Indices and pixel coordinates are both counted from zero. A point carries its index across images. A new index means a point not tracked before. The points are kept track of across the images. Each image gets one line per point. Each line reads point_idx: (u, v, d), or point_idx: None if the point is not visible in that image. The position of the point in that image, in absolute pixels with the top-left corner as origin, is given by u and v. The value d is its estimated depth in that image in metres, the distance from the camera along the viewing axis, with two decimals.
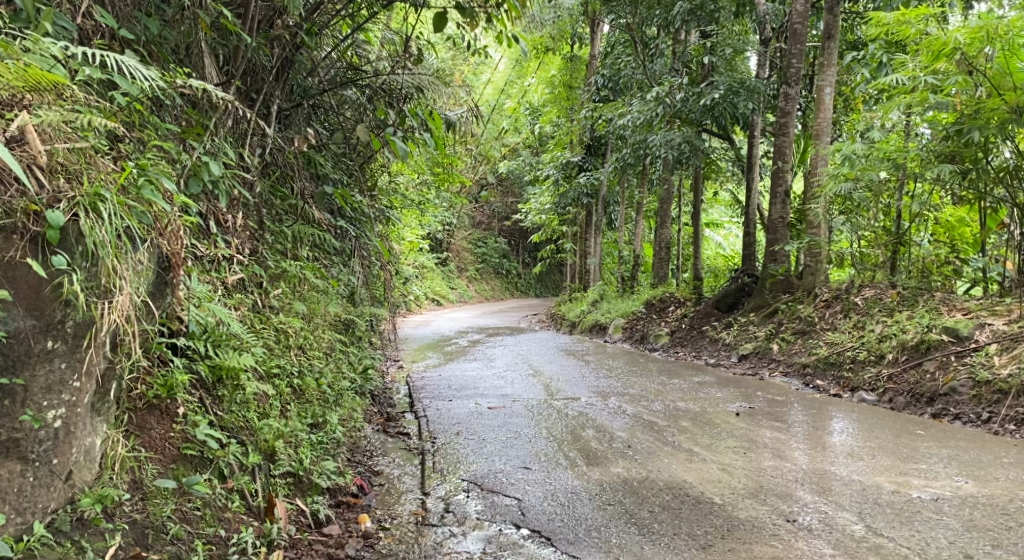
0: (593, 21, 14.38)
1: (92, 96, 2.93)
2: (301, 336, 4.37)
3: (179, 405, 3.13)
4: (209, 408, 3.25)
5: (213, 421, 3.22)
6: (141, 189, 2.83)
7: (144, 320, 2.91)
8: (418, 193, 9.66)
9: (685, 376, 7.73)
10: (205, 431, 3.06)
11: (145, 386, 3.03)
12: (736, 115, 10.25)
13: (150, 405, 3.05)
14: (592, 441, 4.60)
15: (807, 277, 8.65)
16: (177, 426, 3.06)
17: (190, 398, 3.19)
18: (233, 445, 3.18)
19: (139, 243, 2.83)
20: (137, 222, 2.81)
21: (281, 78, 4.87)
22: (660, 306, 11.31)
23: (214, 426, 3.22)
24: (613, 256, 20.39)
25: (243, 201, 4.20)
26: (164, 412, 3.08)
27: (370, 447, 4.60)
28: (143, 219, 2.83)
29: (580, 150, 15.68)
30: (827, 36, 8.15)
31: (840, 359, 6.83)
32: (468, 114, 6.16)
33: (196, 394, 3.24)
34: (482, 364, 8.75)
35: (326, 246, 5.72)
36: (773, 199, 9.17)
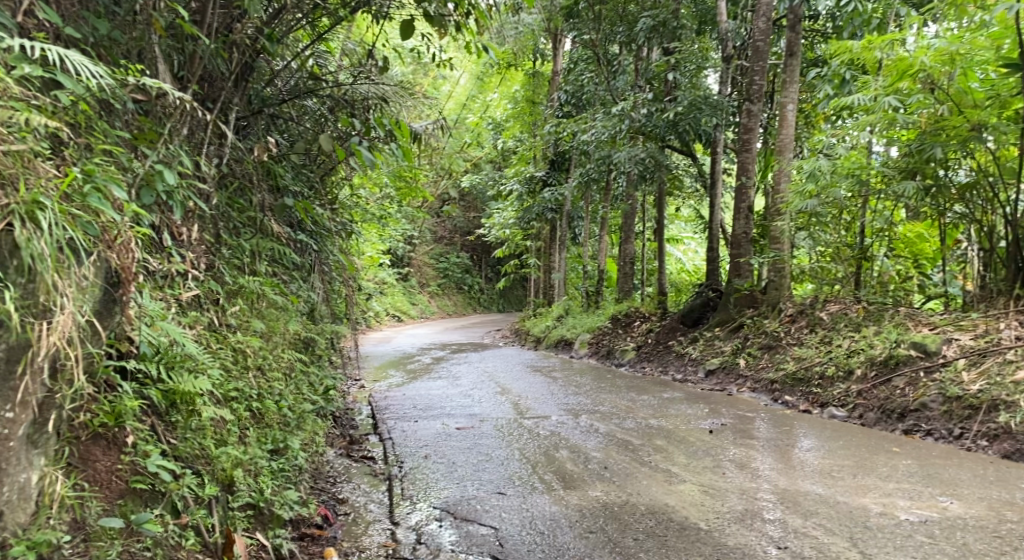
0: (556, 36, 14.42)
1: (31, 94, 2.70)
2: (260, 357, 4.14)
3: (128, 433, 2.86)
4: (162, 435, 3.00)
5: (167, 450, 2.97)
6: (87, 197, 2.62)
7: (89, 342, 2.69)
8: (380, 207, 9.45)
9: (654, 392, 7.64)
10: (159, 462, 2.82)
11: (89, 414, 2.76)
12: (699, 131, 10.30)
13: (94, 434, 2.78)
14: (567, 463, 4.45)
15: (771, 292, 8.57)
16: (126, 458, 2.79)
17: (141, 425, 2.93)
18: (190, 477, 2.94)
19: (84, 256, 2.62)
20: (82, 232, 2.60)
21: (241, 85, 4.66)
22: (625, 321, 11.25)
23: (167, 456, 2.97)
24: (576, 272, 20.38)
25: (200, 213, 3.98)
26: (111, 442, 2.81)
27: (333, 473, 4.37)
28: (88, 229, 2.61)
29: (543, 165, 15.65)
30: (789, 53, 8.23)
31: (808, 375, 6.82)
32: (435, 126, 6.02)
33: (147, 420, 2.98)
34: (447, 382, 8.54)
35: (285, 261, 5.48)
36: (737, 215, 9.20)
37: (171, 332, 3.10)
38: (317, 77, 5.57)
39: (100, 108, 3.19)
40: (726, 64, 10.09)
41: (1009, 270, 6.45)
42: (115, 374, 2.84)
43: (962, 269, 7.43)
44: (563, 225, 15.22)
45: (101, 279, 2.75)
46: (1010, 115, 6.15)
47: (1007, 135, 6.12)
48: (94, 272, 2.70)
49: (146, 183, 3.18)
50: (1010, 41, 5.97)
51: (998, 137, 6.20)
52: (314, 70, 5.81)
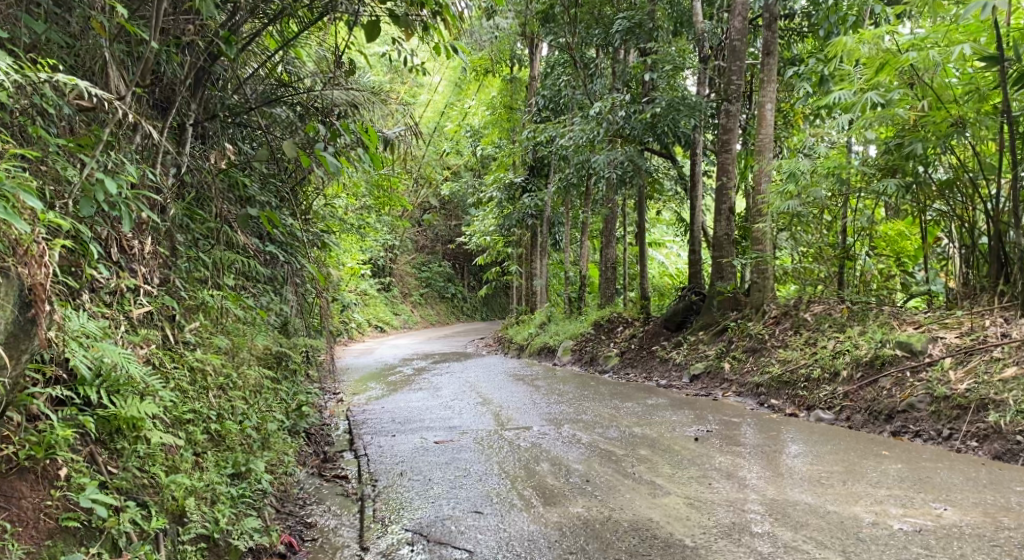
0: (532, 41, 14.32)
1: None
2: (221, 376, 3.95)
3: (60, 466, 2.70)
4: (102, 465, 2.83)
5: (107, 481, 2.80)
6: None
7: None
8: (355, 217, 9.26)
9: (638, 399, 7.48)
10: (94, 495, 2.65)
11: (14, 446, 2.61)
12: (678, 133, 10.20)
13: (21, 468, 2.62)
14: (548, 476, 4.29)
15: (754, 294, 8.44)
16: (56, 493, 2.62)
17: (76, 454, 2.76)
18: (133, 508, 2.76)
19: None
20: None
21: (199, 92, 4.48)
22: (609, 327, 11.10)
23: (106, 488, 2.79)
24: (560, 278, 20.24)
25: (154, 225, 3.79)
26: (40, 477, 2.65)
27: (303, 494, 4.17)
28: None
29: (523, 171, 15.52)
30: (766, 52, 8.15)
31: (794, 377, 6.70)
32: (407, 132, 5.85)
33: (84, 449, 2.81)
34: (428, 393, 8.34)
35: (253, 274, 5.28)
36: (717, 217, 9.10)
37: (115, 353, 2.91)
38: (282, 83, 5.39)
39: (36, 115, 3.02)
40: (703, 65, 10.00)
41: (992, 267, 6.40)
42: (37, 402, 2.68)
43: (944, 266, 7.36)
44: (544, 231, 15.07)
45: (10, 297, 2.55)
46: (989, 109, 6.09)
47: (987, 130, 6.04)
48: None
49: (86, 193, 3.00)
50: (986, 36, 5.87)
51: (977, 132, 6.15)
52: (280, 76, 5.63)
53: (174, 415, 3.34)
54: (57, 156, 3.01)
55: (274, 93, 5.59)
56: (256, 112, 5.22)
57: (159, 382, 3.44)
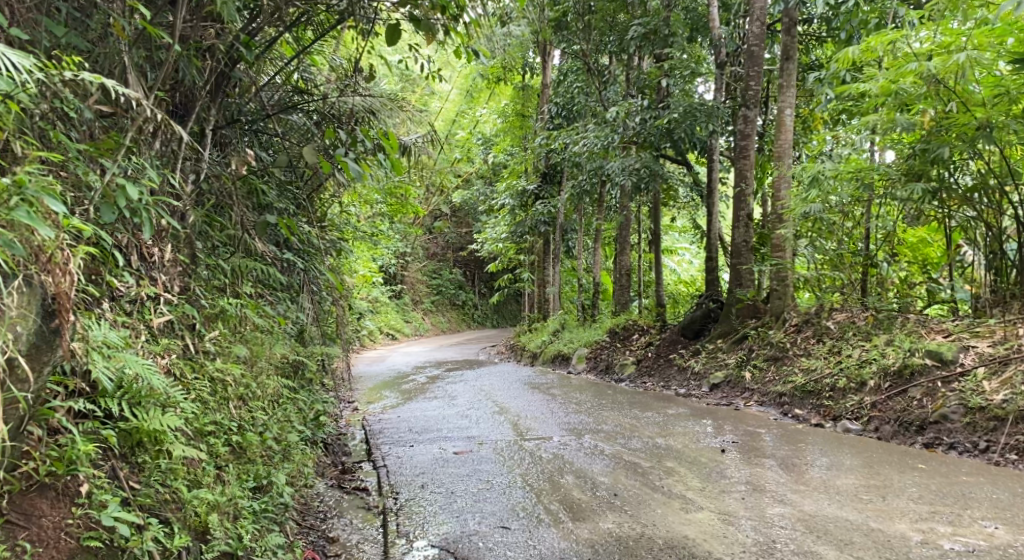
0: (544, 47, 14.24)
1: None
2: (241, 386, 3.87)
3: (82, 482, 2.61)
4: (124, 480, 2.74)
5: (130, 498, 2.71)
6: (13, 211, 2.31)
7: (12, 385, 2.42)
8: (369, 225, 9.18)
9: (658, 409, 7.35)
10: (116, 513, 2.56)
11: (34, 462, 2.53)
12: (695, 139, 10.08)
13: (41, 484, 2.53)
14: (574, 490, 4.16)
15: (774, 301, 8.32)
16: (77, 511, 2.54)
17: (97, 470, 2.68)
18: (156, 526, 2.67)
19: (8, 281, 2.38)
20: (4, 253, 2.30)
21: (219, 96, 4.42)
22: (624, 335, 10.97)
23: (129, 504, 2.70)
24: (571, 285, 20.12)
25: (174, 232, 3.71)
26: (61, 494, 2.56)
27: (323, 507, 4.08)
28: (12, 249, 2.31)
29: (535, 178, 15.41)
30: (785, 57, 8.03)
31: (819, 387, 6.57)
32: (424, 138, 5.76)
33: (106, 464, 2.72)
34: (443, 402, 8.24)
35: (271, 282, 5.20)
36: (736, 223, 8.97)
37: (136, 364, 2.82)
38: (300, 90, 5.33)
39: (57, 119, 2.95)
40: (720, 70, 9.89)
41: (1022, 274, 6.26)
42: (57, 417, 2.61)
43: (968, 274, 7.24)
44: (557, 238, 14.98)
45: (33, 306, 2.49)
46: (1017, 112, 5.98)
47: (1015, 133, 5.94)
48: (22, 298, 2.43)
49: (108, 198, 2.93)
50: (1012, 40, 5.70)
51: (1003, 136, 6.04)
52: (296, 82, 5.57)
53: (196, 427, 3.25)
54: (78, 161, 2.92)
55: (290, 99, 5.53)
56: (274, 119, 5.16)
57: (180, 392, 3.35)
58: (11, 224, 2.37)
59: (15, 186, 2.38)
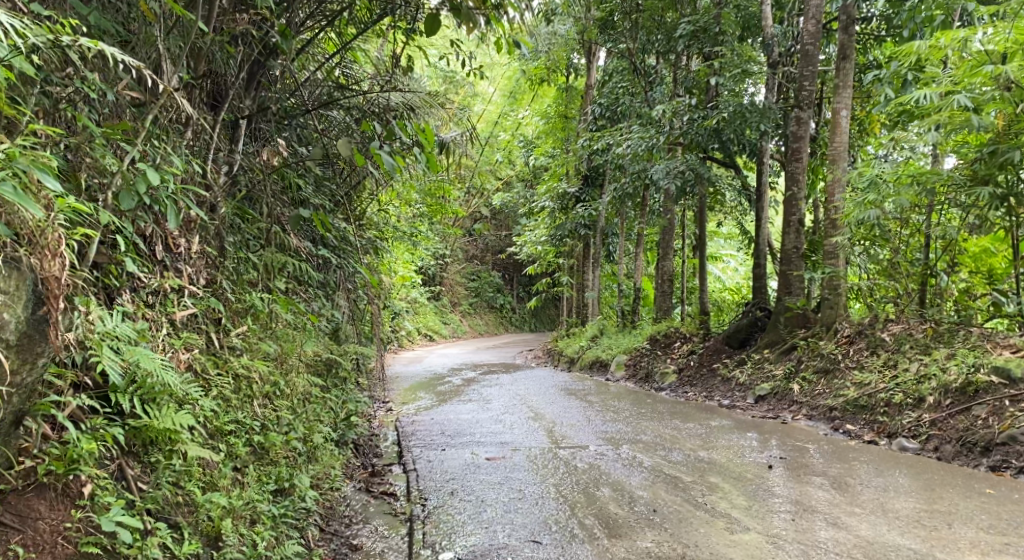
0: (590, 48, 14.02)
1: None
2: (267, 384, 3.75)
3: (85, 482, 2.52)
4: (132, 481, 2.65)
5: (136, 501, 2.61)
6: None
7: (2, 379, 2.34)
8: (407, 225, 9.07)
9: (700, 419, 7.07)
10: (117, 517, 2.47)
11: (35, 460, 2.44)
12: (744, 141, 9.75)
13: (40, 484, 2.44)
14: (610, 504, 3.95)
15: (825, 311, 7.95)
16: (76, 515, 2.44)
17: (101, 470, 2.58)
18: (163, 532, 2.57)
19: None
20: None
21: (253, 88, 4.32)
22: (665, 342, 10.67)
23: (134, 507, 2.60)
24: (612, 290, 19.79)
25: (203, 224, 3.63)
26: (61, 495, 2.46)
27: (349, 512, 3.94)
28: None
29: (577, 181, 15.14)
30: (843, 56, 7.67)
31: (872, 402, 6.23)
32: (465, 136, 5.61)
33: (112, 465, 2.62)
34: (478, 405, 8.07)
35: (305, 278, 5.10)
36: (786, 229, 8.63)
37: (148, 360, 2.70)
38: (339, 85, 5.24)
39: (81, 102, 2.86)
40: (772, 70, 9.54)
41: None
42: (55, 413, 2.48)
43: None
44: (598, 241, 14.72)
45: (23, 290, 2.41)
46: None
47: None
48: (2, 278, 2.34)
49: (129, 185, 2.85)
50: None
51: None
52: (337, 78, 5.48)
53: (214, 426, 3.15)
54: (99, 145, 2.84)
55: (330, 95, 5.45)
56: (312, 115, 5.09)
57: (202, 388, 3.25)
58: None
59: (5, 161, 2.31)
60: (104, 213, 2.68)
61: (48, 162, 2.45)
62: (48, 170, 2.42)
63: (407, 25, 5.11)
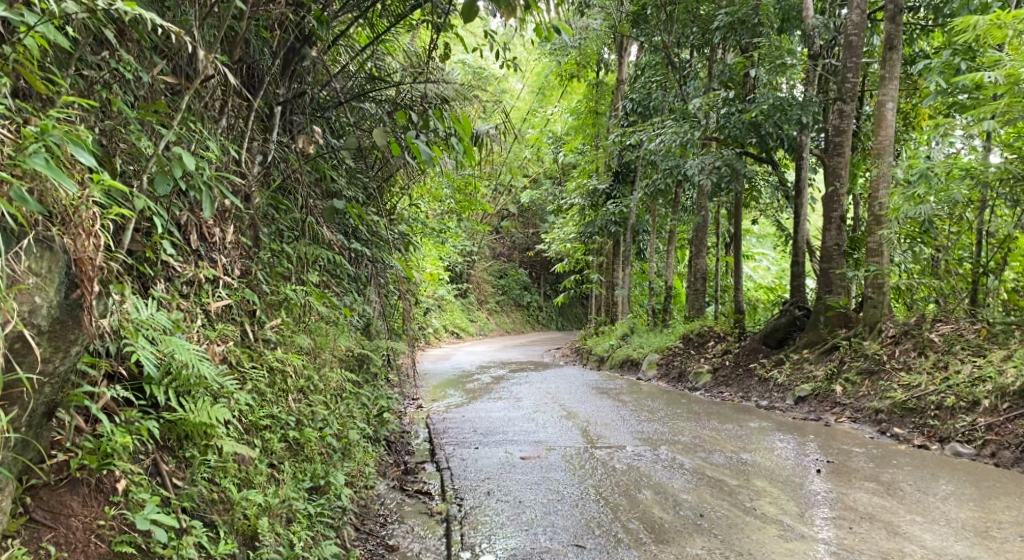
0: (622, 43, 13.80)
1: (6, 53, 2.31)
2: (302, 378, 3.66)
3: (118, 478, 2.43)
4: (167, 477, 2.56)
5: (171, 498, 2.52)
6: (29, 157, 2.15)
7: (32, 366, 2.23)
8: (437, 221, 8.97)
9: (739, 421, 6.86)
10: (152, 515, 2.38)
11: (68, 453, 2.37)
12: (783, 136, 9.48)
13: (73, 480, 2.36)
14: (654, 507, 3.80)
15: (868, 310, 7.68)
16: (110, 512, 2.35)
17: (135, 466, 2.49)
18: (199, 531, 2.48)
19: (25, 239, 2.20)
20: (13, 208, 2.13)
21: (287, 77, 4.24)
22: (699, 341, 10.44)
23: (169, 505, 2.51)
24: (640, 288, 19.55)
25: (237, 214, 3.55)
26: (95, 490, 2.38)
27: (384, 511, 3.84)
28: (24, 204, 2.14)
29: (607, 178, 14.93)
30: (890, 46, 7.40)
31: (922, 404, 6.00)
32: (500, 129, 5.49)
33: (146, 460, 2.54)
34: (509, 403, 7.93)
35: (338, 271, 5.01)
36: (827, 225, 8.38)
37: (183, 350, 2.62)
38: (374, 77, 5.15)
39: (117, 85, 2.78)
40: (813, 63, 9.27)
41: None
42: (88, 404, 2.39)
43: None
44: (628, 238, 14.51)
45: (55, 274, 2.31)
46: None
47: None
48: (36, 258, 2.24)
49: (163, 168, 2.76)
50: None
51: None
52: (370, 70, 5.39)
53: (249, 420, 3.06)
54: (135, 130, 2.76)
55: (363, 87, 5.36)
56: (346, 107, 5.00)
57: (235, 381, 3.16)
58: (25, 174, 2.20)
59: (38, 133, 2.22)
60: (140, 198, 2.58)
61: (83, 136, 2.36)
62: (82, 144, 2.32)
63: (444, 14, 5.00)
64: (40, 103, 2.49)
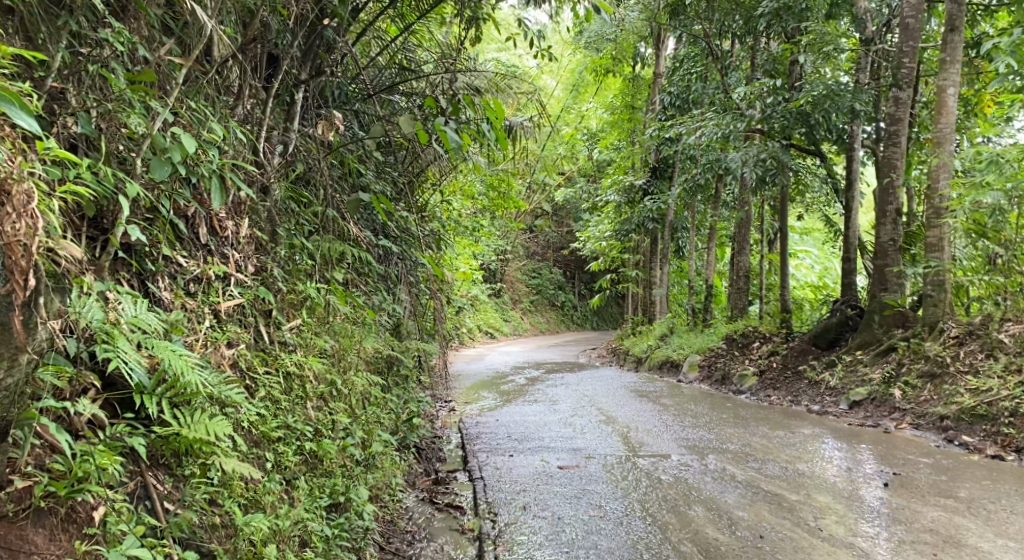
0: (660, 35, 13.37)
1: None
2: (323, 384, 3.41)
3: (95, 506, 2.18)
4: (157, 501, 2.34)
5: (160, 527, 2.29)
6: None
7: None
8: (470, 219, 8.69)
9: (790, 426, 6.44)
10: (131, 550, 2.12)
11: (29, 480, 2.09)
12: (833, 126, 8.97)
13: (39, 511, 2.09)
14: (707, 526, 3.47)
15: (927, 309, 7.19)
16: (81, 547, 2.09)
17: (117, 490, 2.25)
18: None
19: None
20: None
21: (311, 59, 3.94)
22: (743, 342, 10.00)
23: (155, 535, 2.27)
24: (679, 287, 19.05)
25: (253, 207, 3.32)
26: (66, 520, 2.12)
27: (413, 527, 3.57)
28: None
29: (644, 174, 14.46)
30: (950, 27, 6.90)
31: (994, 411, 5.54)
32: (535, 120, 5.16)
33: (132, 482, 2.31)
34: (545, 407, 7.60)
35: (364, 269, 4.74)
36: (881, 220, 7.88)
37: (176, 359, 2.40)
38: (402, 67, 4.89)
39: (116, 63, 2.56)
40: (864, 48, 8.77)
41: None
42: (47, 423, 2.12)
43: None
44: (666, 236, 14.06)
45: None
46: None
47: None
48: None
49: (160, 154, 2.55)
50: None
51: None
52: (400, 60, 5.13)
53: (260, 431, 2.83)
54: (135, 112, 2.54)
55: (393, 77, 5.09)
56: (376, 97, 4.73)
57: (247, 388, 2.94)
58: None
59: None
60: (130, 185, 2.37)
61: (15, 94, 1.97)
62: (15, 104, 1.94)
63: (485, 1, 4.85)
64: (30, 82, 2.27)
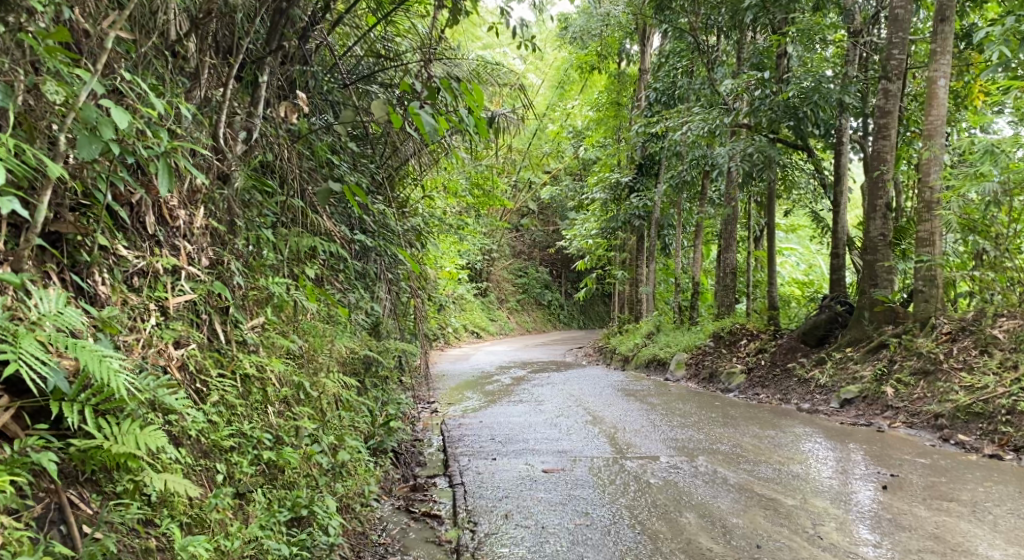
0: (645, 30, 13.18)
1: None
2: (286, 387, 3.18)
3: None
4: (73, 525, 2.11)
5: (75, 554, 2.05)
6: None
7: None
8: (454, 217, 8.44)
9: (781, 426, 6.26)
10: None
11: None
12: (821, 120, 8.80)
13: None
14: (700, 535, 3.27)
15: (918, 305, 7.02)
16: None
17: (23, 512, 2.02)
18: None
19: None
20: None
21: (275, 40, 3.63)
22: (731, 339, 9.83)
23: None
24: (666, 285, 18.88)
25: (209, 196, 3.11)
26: None
27: (387, 540, 3.34)
28: None
29: (630, 170, 14.23)
30: (941, 17, 6.71)
31: (990, 408, 5.38)
32: (517, 110, 4.93)
33: (42, 503, 2.08)
34: (529, 407, 7.38)
35: (338, 265, 4.51)
36: (871, 214, 7.72)
37: (102, 362, 2.17)
38: (378, 56, 4.66)
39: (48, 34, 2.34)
40: (852, 41, 8.61)
41: None
42: None
43: None
44: (653, 234, 13.88)
45: None
46: None
47: None
48: None
49: (90, 130, 2.33)
50: None
51: None
52: (377, 50, 4.90)
53: (210, 440, 2.63)
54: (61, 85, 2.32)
55: (370, 68, 4.86)
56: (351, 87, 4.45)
57: (197, 392, 2.72)
58: None
59: None
60: (48, 164, 2.15)
61: None
62: None
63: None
64: None
